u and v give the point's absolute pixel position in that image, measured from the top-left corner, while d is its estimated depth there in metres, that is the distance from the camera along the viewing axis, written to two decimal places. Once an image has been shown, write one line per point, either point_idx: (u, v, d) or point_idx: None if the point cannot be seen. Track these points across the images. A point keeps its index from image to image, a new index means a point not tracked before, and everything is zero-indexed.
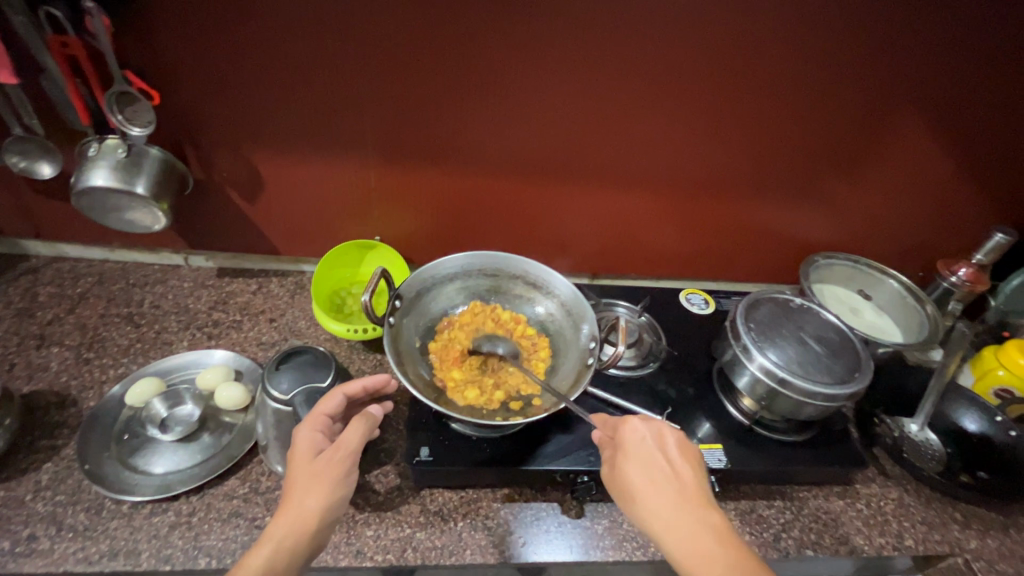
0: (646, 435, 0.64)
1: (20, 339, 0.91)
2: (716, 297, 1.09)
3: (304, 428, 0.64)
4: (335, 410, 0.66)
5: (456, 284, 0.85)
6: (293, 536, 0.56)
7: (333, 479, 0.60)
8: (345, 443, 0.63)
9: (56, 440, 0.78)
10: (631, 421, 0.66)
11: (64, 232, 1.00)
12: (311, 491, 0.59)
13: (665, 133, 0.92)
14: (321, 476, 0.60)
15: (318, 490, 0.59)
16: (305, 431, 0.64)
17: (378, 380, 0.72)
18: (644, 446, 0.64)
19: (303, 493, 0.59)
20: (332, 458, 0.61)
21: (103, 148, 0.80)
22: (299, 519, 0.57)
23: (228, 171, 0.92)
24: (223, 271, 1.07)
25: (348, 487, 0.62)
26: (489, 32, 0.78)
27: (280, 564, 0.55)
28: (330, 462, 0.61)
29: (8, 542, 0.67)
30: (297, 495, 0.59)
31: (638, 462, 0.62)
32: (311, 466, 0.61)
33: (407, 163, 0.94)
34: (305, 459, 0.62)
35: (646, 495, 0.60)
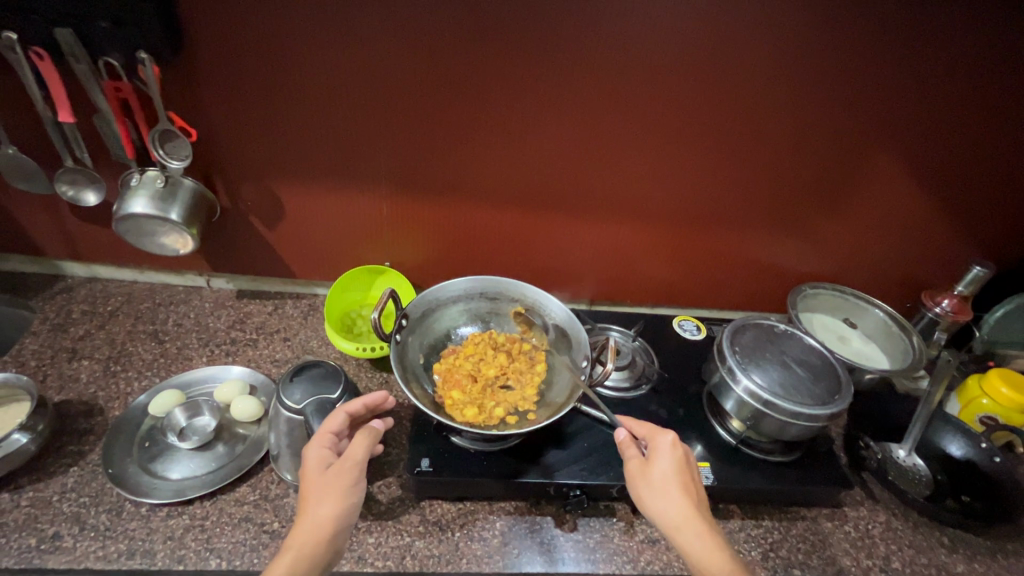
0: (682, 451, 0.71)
1: (54, 352, 0.98)
2: (708, 323, 1.14)
3: (312, 445, 0.68)
4: (339, 426, 0.70)
5: (458, 305, 0.91)
6: (310, 543, 0.61)
7: (341, 488, 0.64)
8: (351, 455, 0.67)
9: (83, 446, 0.83)
10: (670, 437, 0.72)
11: (100, 255, 1.08)
12: (323, 501, 0.63)
13: (655, 170, 1.00)
14: (331, 488, 0.64)
15: (329, 500, 0.63)
16: (314, 447, 0.68)
17: (377, 397, 0.76)
18: (680, 460, 0.70)
19: (315, 503, 0.63)
20: (340, 469, 0.65)
21: (144, 179, 0.89)
22: (315, 528, 0.61)
23: (253, 200, 1.00)
24: (242, 293, 1.15)
25: (358, 494, 0.65)
26: (493, 79, 0.87)
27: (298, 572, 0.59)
28: (339, 473, 0.65)
29: (35, 539, 0.72)
30: (310, 506, 0.63)
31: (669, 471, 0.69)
32: (322, 478, 0.65)
33: (417, 194, 1.01)
34: (316, 472, 0.66)
35: (676, 495, 0.67)
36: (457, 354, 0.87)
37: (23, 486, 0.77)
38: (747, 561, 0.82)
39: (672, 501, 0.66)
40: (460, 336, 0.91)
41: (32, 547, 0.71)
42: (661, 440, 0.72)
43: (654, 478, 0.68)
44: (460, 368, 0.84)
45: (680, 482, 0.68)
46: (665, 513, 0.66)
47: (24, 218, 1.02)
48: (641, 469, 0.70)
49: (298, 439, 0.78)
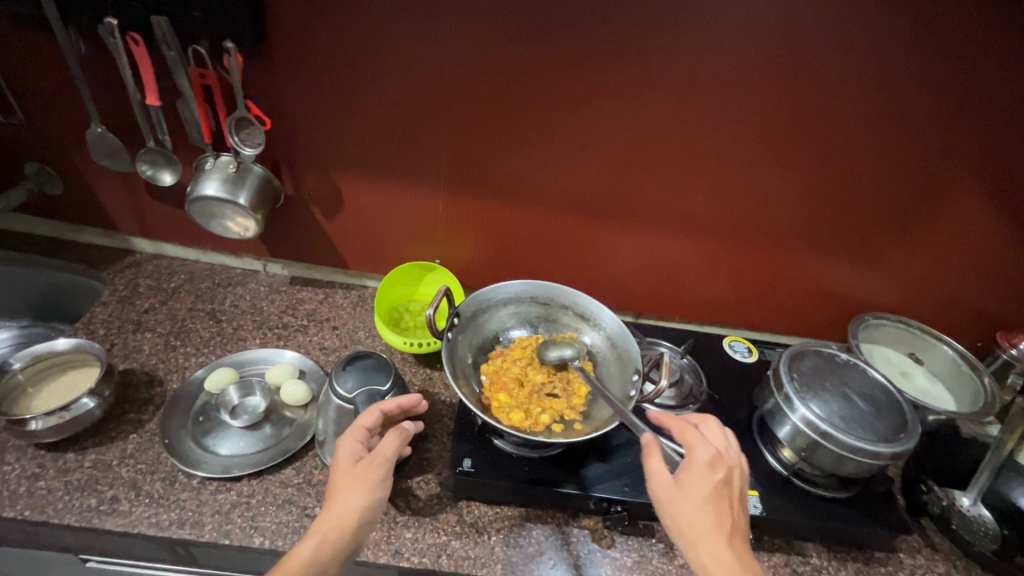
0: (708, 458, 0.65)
1: (121, 323, 1.03)
2: (760, 346, 1.10)
3: (345, 438, 0.69)
4: (372, 422, 0.70)
5: (509, 308, 0.90)
6: (335, 532, 0.60)
7: (371, 482, 0.64)
8: (382, 450, 0.67)
9: (143, 414, 0.87)
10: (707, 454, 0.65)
11: (168, 233, 1.13)
12: (352, 492, 0.63)
13: (718, 185, 0.97)
14: (361, 480, 0.64)
15: (358, 492, 0.63)
16: (347, 440, 0.68)
17: (411, 398, 0.75)
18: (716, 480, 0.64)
19: (345, 493, 0.63)
20: (370, 463, 0.66)
21: (217, 164, 0.93)
22: (342, 517, 0.61)
23: (315, 191, 1.03)
24: (295, 279, 1.18)
25: (386, 490, 0.65)
26: (562, 84, 0.87)
27: (321, 559, 0.59)
28: (370, 467, 0.65)
29: (95, 500, 0.75)
30: (339, 494, 0.63)
31: (704, 490, 0.63)
32: (353, 469, 0.65)
33: (473, 195, 1.02)
34: (347, 465, 0.66)
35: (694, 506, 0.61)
36: (505, 356, 0.86)
37: (88, 448, 0.81)
38: None
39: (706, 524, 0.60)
40: (509, 339, 0.90)
41: (93, 507, 0.74)
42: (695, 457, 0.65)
43: (689, 499, 0.62)
44: (508, 370, 0.84)
45: (714, 504, 0.62)
46: (699, 537, 0.60)
47: (104, 193, 1.07)
48: (674, 490, 0.63)
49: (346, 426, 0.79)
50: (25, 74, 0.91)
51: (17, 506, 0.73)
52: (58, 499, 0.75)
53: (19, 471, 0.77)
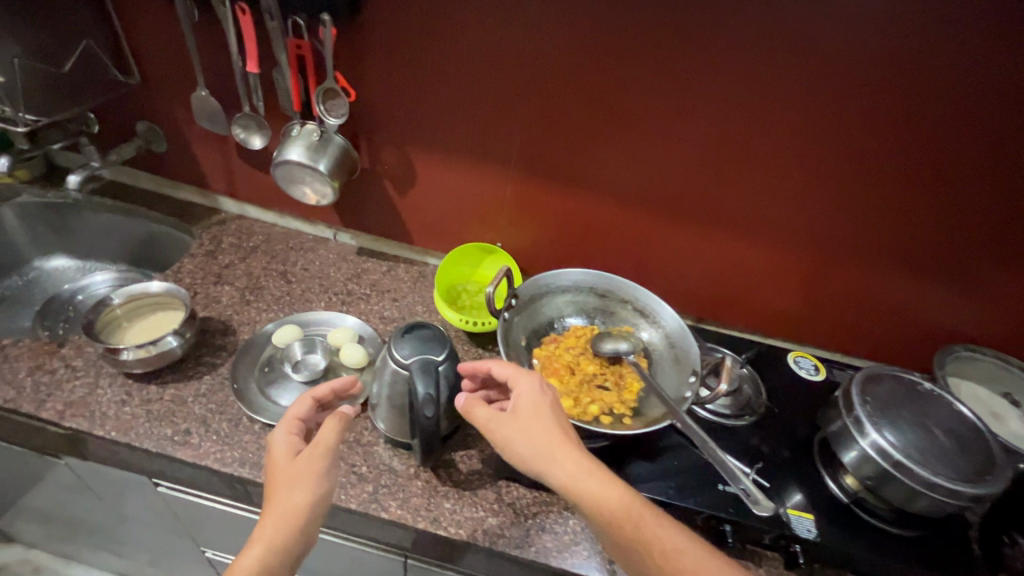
0: (530, 385, 0.69)
1: (204, 274, 1.10)
2: (829, 365, 1.03)
3: (280, 432, 0.71)
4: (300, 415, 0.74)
5: (567, 296, 0.90)
6: (281, 521, 0.62)
7: (311, 474, 0.66)
8: (321, 440, 0.68)
9: (217, 358, 0.93)
10: (529, 380, 0.70)
11: (253, 195, 1.21)
12: (289, 484, 0.65)
13: (801, 188, 0.92)
14: (302, 475, 0.66)
15: (299, 483, 0.65)
16: (282, 434, 0.70)
17: (344, 381, 0.80)
18: (547, 402, 0.68)
19: (287, 490, 0.64)
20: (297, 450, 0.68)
21: (303, 131, 0.98)
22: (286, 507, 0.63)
23: (390, 164, 1.07)
24: (362, 250, 1.22)
25: (330, 478, 0.67)
26: (644, 70, 0.85)
27: (273, 558, 0.60)
28: (309, 459, 0.67)
29: (170, 430, 0.82)
30: (281, 492, 0.64)
31: (538, 414, 0.67)
32: (291, 464, 0.67)
33: (541, 180, 1.03)
34: (283, 458, 0.68)
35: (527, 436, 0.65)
36: (558, 343, 0.85)
37: (168, 383, 0.88)
38: None
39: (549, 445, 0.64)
40: (565, 326, 0.89)
41: (168, 436, 0.81)
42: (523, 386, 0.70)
43: (527, 427, 0.66)
44: (561, 357, 0.83)
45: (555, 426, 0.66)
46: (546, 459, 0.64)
47: (201, 153, 1.16)
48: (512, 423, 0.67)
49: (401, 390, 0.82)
50: (148, 37, 1.00)
51: (105, 426, 0.80)
52: (139, 425, 0.82)
53: (110, 396, 0.84)
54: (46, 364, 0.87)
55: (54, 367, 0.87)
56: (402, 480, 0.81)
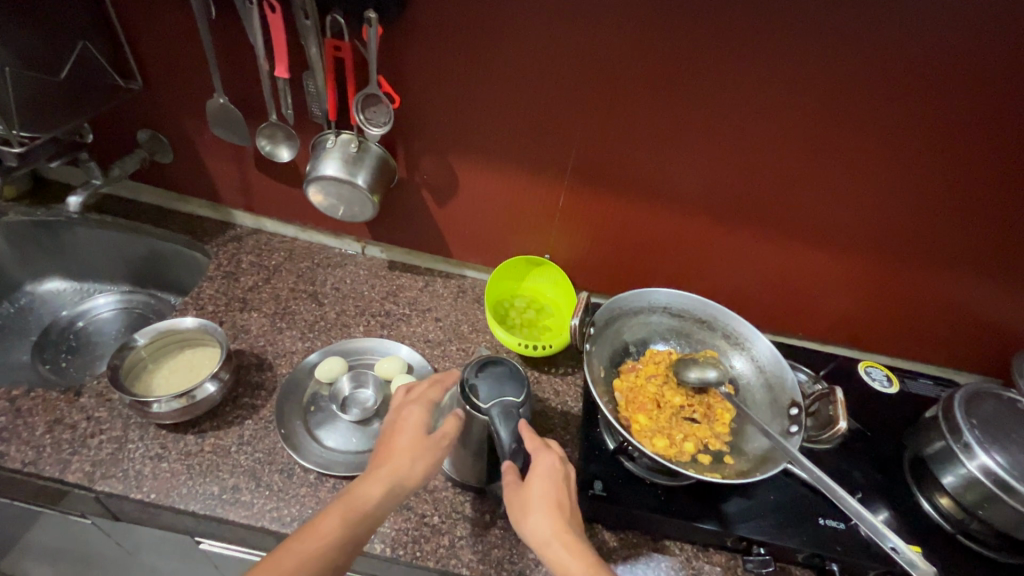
0: (552, 464, 0.63)
1: (227, 300, 1.00)
2: (900, 374, 1.00)
3: (416, 403, 0.68)
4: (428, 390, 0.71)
5: (640, 318, 0.84)
6: (393, 490, 0.60)
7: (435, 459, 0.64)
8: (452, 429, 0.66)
9: (256, 399, 0.85)
10: (548, 454, 0.64)
11: (272, 208, 1.10)
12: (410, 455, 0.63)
13: (886, 198, 0.85)
14: (428, 455, 0.63)
15: (421, 457, 0.63)
16: (419, 406, 0.67)
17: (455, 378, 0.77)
18: (559, 481, 0.62)
19: (412, 461, 0.62)
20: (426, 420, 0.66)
21: (338, 142, 0.88)
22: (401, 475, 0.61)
23: (430, 174, 0.97)
24: (394, 264, 1.13)
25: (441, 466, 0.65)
26: (726, 74, 0.76)
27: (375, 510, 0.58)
28: (438, 443, 0.65)
29: (217, 487, 0.74)
30: (408, 461, 0.62)
31: (545, 492, 0.60)
32: (423, 438, 0.64)
33: (597, 189, 0.94)
34: (417, 429, 0.65)
35: (536, 519, 0.58)
36: (638, 372, 0.79)
37: (207, 431, 0.79)
38: None
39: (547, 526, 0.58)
40: (640, 352, 0.83)
41: (216, 495, 0.73)
42: (539, 457, 0.63)
43: (529, 501, 0.60)
44: (644, 389, 0.77)
45: (558, 509, 0.59)
46: (540, 543, 0.57)
47: (213, 165, 1.05)
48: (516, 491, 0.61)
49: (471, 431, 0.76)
50: (152, 39, 0.88)
51: (143, 488, 0.72)
52: (181, 484, 0.73)
53: (144, 451, 0.76)
54: (66, 417, 0.78)
55: (75, 421, 0.77)
56: (478, 529, 0.74)
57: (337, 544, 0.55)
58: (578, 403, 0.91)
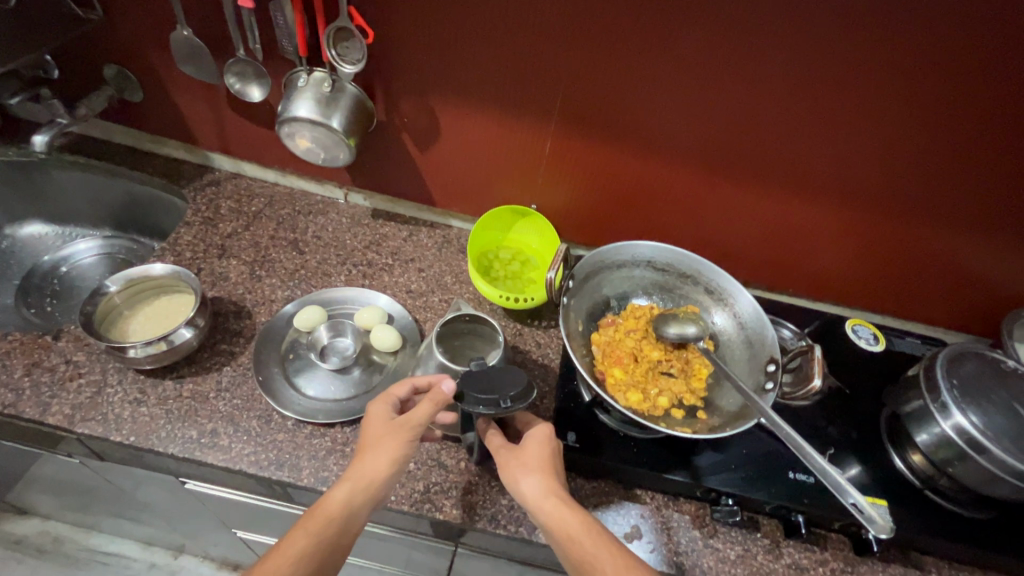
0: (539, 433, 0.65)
1: (206, 246, 0.98)
2: (887, 333, 0.98)
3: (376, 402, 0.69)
4: (426, 415, 0.65)
5: (623, 272, 0.82)
6: (353, 496, 0.60)
7: (396, 445, 0.63)
8: (413, 416, 0.65)
9: (234, 346, 0.85)
10: (545, 427, 0.66)
11: (249, 152, 1.06)
12: (374, 451, 0.62)
13: (892, 150, 0.80)
14: (389, 441, 0.63)
15: (384, 450, 0.63)
16: (377, 404, 0.68)
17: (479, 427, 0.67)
18: (553, 451, 0.64)
19: (373, 451, 0.63)
20: (407, 439, 0.64)
21: (311, 81, 0.83)
22: (360, 482, 0.60)
23: (410, 118, 0.92)
24: (377, 213, 1.10)
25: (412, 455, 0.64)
26: (720, 8, 0.70)
27: (357, 498, 0.60)
28: (397, 428, 0.64)
29: (196, 431, 0.75)
30: (367, 453, 0.62)
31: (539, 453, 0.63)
32: (384, 428, 0.65)
33: (586, 137, 0.90)
34: (378, 424, 0.66)
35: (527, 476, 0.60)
36: (617, 327, 0.78)
37: (185, 377, 0.80)
38: None
39: (539, 487, 0.60)
40: (620, 307, 0.82)
41: (194, 439, 0.74)
42: (536, 427, 0.66)
43: (525, 464, 0.62)
44: (621, 343, 0.76)
45: (548, 474, 0.61)
46: (530, 502, 0.59)
47: (185, 104, 1.00)
48: (513, 456, 0.63)
49: (455, 360, 0.79)
50: None
51: (123, 431, 0.73)
52: (161, 427, 0.74)
53: (122, 395, 0.76)
54: (44, 361, 0.78)
55: (53, 365, 0.78)
56: (453, 477, 0.76)
57: (342, 517, 0.59)
58: (559, 356, 0.90)
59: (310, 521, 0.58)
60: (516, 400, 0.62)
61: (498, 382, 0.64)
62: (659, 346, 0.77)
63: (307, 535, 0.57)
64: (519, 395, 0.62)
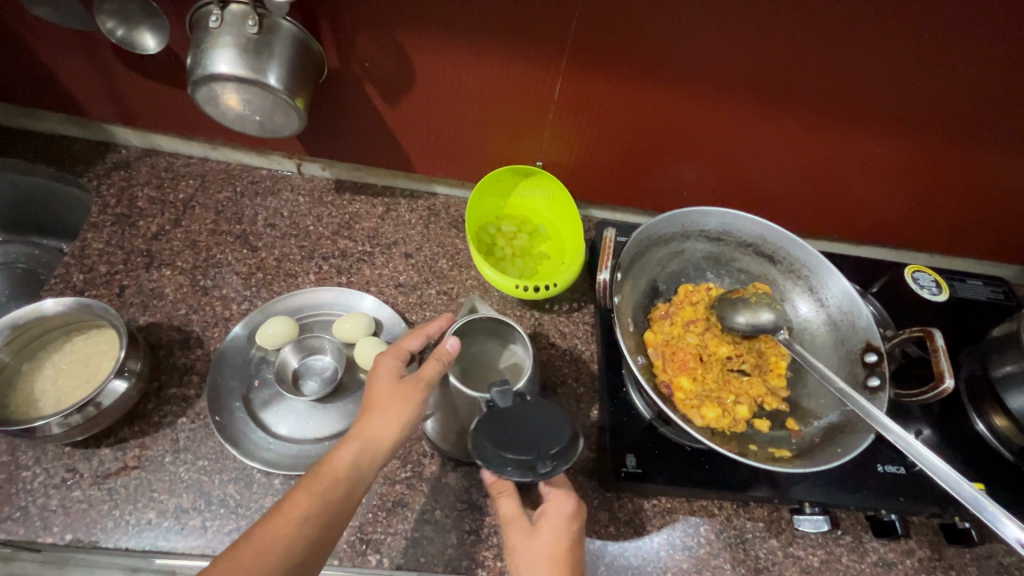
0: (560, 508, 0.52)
1: (126, 254, 0.76)
2: (948, 278, 0.87)
3: (384, 355, 0.57)
4: (437, 374, 0.54)
5: (673, 248, 0.66)
6: (362, 459, 0.48)
7: (409, 403, 0.52)
8: (426, 374, 0.54)
9: (187, 389, 0.66)
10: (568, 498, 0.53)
11: (160, 121, 0.81)
12: (384, 409, 0.51)
13: (1007, 65, 0.63)
14: (399, 398, 0.52)
15: (395, 409, 0.51)
16: (386, 357, 0.56)
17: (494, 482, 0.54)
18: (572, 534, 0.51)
19: (381, 410, 0.51)
20: (420, 400, 0.53)
21: (227, 18, 0.59)
22: (368, 444, 0.49)
23: (372, 61, 0.69)
24: (342, 185, 0.88)
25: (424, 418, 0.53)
26: None
27: (365, 464, 0.48)
28: (410, 386, 0.53)
29: (155, 512, 0.58)
30: (375, 413, 0.51)
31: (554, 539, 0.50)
32: (393, 386, 0.53)
33: (608, 72, 0.69)
34: (385, 380, 0.54)
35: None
36: (674, 321, 0.63)
37: (127, 441, 0.61)
38: None
39: None
40: (672, 292, 0.67)
41: (155, 523, 0.57)
42: (554, 499, 0.53)
43: (533, 557, 0.49)
44: (682, 342, 0.61)
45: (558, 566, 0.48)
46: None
47: (58, 64, 0.73)
48: (523, 541, 0.51)
49: (467, 382, 0.62)
50: None
51: (54, 529, 0.56)
52: (106, 515, 0.57)
53: (44, 479, 0.58)
54: None
55: None
56: (490, 520, 0.62)
57: (350, 479, 0.47)
58: (590, 348, 0.76)
59: (313, 480, 0.46)
60: (556, 462, 0.48)
61: (533, 431, 0.50)
62: (729, 339, 0.63)
63: (309, 494, 0.45)
64: (559, 454, 0.48)
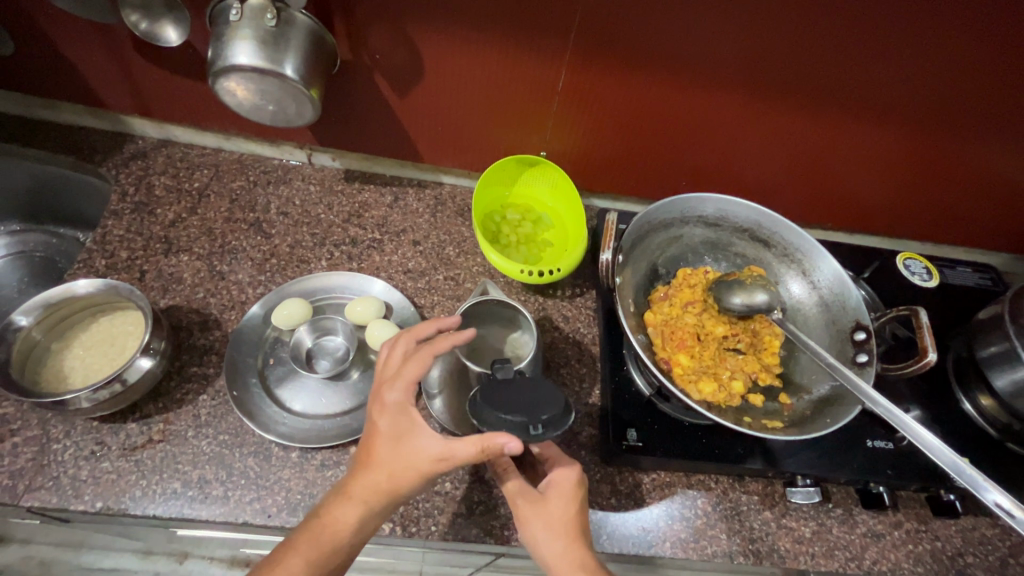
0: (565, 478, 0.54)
1: (145, 240, 0.78)
2: (938, 264, 0.90)
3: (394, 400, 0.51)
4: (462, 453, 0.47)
5: (671, 233, 0.69)
6: (362, 521, 0.50)
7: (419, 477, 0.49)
8: (441, 455, 0.47)
9: (207, 367, 0.69)
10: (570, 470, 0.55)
11: (176, 112, 0.83)
12: (391, 477, 0.49)
13: (992, 57, 0.65)
14: (407, 471, 0.49)
15: (405, 479, 0.49)
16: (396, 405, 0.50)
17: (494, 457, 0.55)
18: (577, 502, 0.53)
19: (387, 477, 0.49)
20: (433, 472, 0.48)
21: (246, 12, 0.61)
22: (369, 506, 0.49)
23: (382, 53, 0.72)
24: (351, 175, 0.91)
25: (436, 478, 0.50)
26: None
27: (368, 521, 0.50)
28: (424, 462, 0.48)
29: (179, 483, 0.61)
30: (379, 480, 0.49)
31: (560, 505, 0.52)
32: (404, 452, 0.49)
33: (611, 64, 0.72)
34: (395, 441, 0.49)
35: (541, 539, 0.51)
36: (672, 302, 0.66)
37: (152, 416, 0.64)
38: (985, 568, 0.68)
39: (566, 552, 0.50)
40: (670, 275, 0.70)
41: (180, 492, 0.60)
42: (557, 470, 0.55)
43: (543, 523, 0.51)
44: (681, 322, 0.64)
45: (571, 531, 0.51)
46: (549, 565, 0.50)
47: (79, 57, 0.76)
48: (533, 509, 0.52)
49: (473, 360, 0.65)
50: None
51: (84, 498, 0.58)
52: (133, 485, 0.60)
53: (74, 451, 0.61)
54: None
55: None
56: (496, 493, 0.65)
57: (348, 540, 0.50)
58: (592, 331, 0.79)
59: (310, 547, 0.49)
60: (548, 426, 0.51)
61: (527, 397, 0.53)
62: (725, 319, 0.66)
63: (304, 557, 0.49)
64: (551, 420, 0.51)
